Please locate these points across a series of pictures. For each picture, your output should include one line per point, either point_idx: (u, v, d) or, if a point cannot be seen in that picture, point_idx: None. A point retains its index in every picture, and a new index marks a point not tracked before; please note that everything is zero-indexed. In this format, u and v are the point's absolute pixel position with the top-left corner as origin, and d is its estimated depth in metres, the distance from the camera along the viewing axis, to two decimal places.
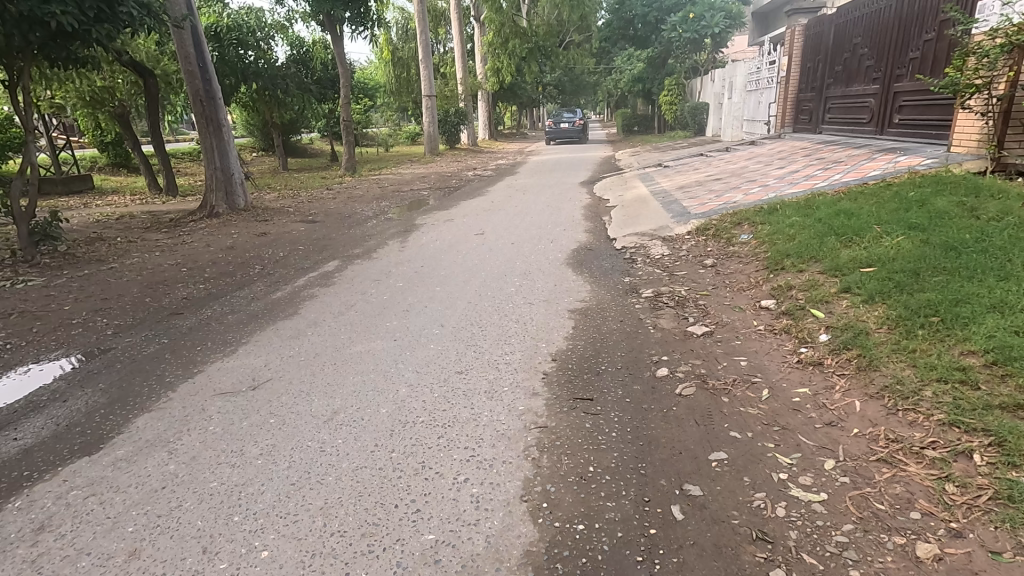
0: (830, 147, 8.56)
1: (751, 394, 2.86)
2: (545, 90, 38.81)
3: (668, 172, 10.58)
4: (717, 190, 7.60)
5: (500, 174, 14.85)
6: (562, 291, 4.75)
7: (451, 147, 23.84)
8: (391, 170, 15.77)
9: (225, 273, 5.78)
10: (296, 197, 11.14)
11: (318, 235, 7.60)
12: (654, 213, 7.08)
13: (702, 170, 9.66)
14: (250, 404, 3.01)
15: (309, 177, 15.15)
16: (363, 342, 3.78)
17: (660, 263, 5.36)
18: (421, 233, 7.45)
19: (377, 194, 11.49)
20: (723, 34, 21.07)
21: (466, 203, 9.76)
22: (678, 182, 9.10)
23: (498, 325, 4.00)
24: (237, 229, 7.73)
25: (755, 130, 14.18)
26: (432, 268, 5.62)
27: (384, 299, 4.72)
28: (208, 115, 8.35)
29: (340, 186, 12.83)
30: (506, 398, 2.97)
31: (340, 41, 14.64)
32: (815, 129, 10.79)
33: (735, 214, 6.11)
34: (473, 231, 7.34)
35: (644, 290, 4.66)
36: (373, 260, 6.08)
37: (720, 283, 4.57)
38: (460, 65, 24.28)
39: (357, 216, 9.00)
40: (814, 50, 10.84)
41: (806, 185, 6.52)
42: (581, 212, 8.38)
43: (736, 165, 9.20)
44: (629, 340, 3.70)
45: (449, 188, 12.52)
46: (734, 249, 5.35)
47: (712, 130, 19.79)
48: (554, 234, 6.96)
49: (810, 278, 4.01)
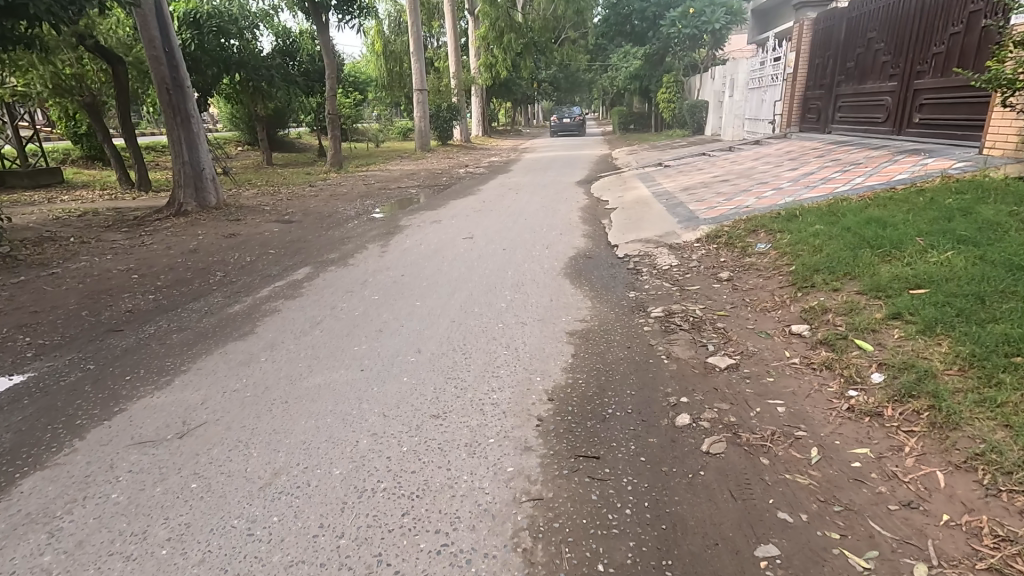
0: (844, 148, 8.02)
1: (797, 454, 2.30)
2: (540, 87, 38.18)
3: (670, 172, 10.03)
4: (726, 193, 7.03)
5: (492, 172, 14.22)
6: (559, 308, 4.16)
7: (442, 143, 23.16)
8: (379, 166, 15.10)
9: (181, 281, 5.15)
10: (276, 195, 10.49)
11: (292, 236, 6.99)
12: (658, 217, 6.51)
13: (707, 171, 9.09)
14: (170, 459, 2.41)
15: (292, 173, 14.48)
16: (324, 372, 3.18)
17: (669, 275, 4.79)
18: (405, 235, 6.85)
19: (362, 192, 10.86)
20: (724, 31, 20.49)
21: (455, 203, 9.16)
22: (681, 183, 8.53)
23: (483, 351, 3.42)
24: (205, 230, 7.09)
25: (757, 129, 13.78)
26: (412, 277, 5.02)
27: (354, 315, 4.12)
28: (175, 105, 7.70)
29: (324, 182, 12.21)
30: (490, 456, 2.39)
31: (326, 31, 13.93)
32: (824, 129, 10.25)
33: (749, 220, 5.54)
34: (461, 234, 6.74)
35: (652, 308, 4.09)
36: (349, 267, 5.47)
37: (739, 301, 4.01)
38: (452, 59, 23.59)
39: (339, 216, 8.38)
40: (823, 45, 10.30)
41: (826, 188, 5.97)
42: (578, 214, 7.79)
43: (743, 166, 8.65)
44: (638, 373, 3.12)
45: (438, 186, 11.89)
46: (750, 260, 4.79)
47: (711, 129, 19.23)
48: (550, 239, 6.38)
49: (847, 300, 3.46)
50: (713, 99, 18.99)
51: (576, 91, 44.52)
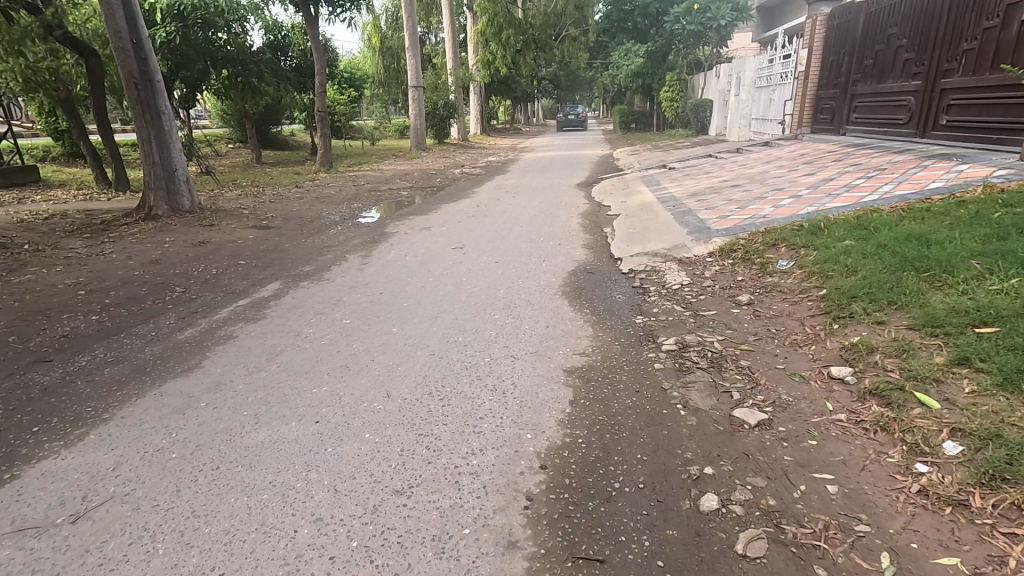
0: (864, 151, 7.48)
1: (862, 561, 1.76)
2: (540, 84, 37.55)
3: (675, 175, 9.51)
4: (738, 200, 6.48)
5: (488, 172, 13.65)
6: (555, 337, 3.62)
7: (439, 141, 22.56)
8: (372, 166, 14.54)
9: (133, 297, 4.60)
10: (259, 197, 9.94)
11: (269, 243, 6.44)
12: (665, 226, 5.96)
13: (715, 174, 8.54)
14: (51, 559, 1.87)
15: (281, 172, 13.92)
16: (271, 424, 2.64)
17: (680, 296, 4.25)
18: (389, 244, 6.29)
19: (351, 193, 10.31)
20: (729, 28, 19.90)
21: (448, 207, 8.62)
22: (688, 188, 7.98)
23: (464, 396, 2.88)
24: (174, 236, 6.55)
25: (765, 130, 13.26)
26: (392, 296, 4.47)
27: (319, 344, 3.58)
28: (145, 102, 7.15)
29: (312, 183, 11.65)
30: (463, 560, 1.85)
31: (315, 24, 13.32)
32: (838, 131, 9.69)
33: (768, 232, 5.00)
34: (451, 244, 6.19)
35: (663, 338, 3.55)
36: (323, 282, 4.92)
37: (765, 332, 3.46)
38: (450, 55, 23.01)
39: (322, 221, 7.84)
40: (838, 41, 9.74)
41: (851, 197, 5.42)
42: (579, 221, 7.24)
43: (754, 170, 8.10)
44: (649, 428, 2.58)
45: (432, 188, 11.32)
46: (773, 281, 4.24)
47: (715, 129, 18.67)
48: (547, 250, 5.83)
49: (896, 337, 2.93)
50: (717, 98, 18.41)
51: (577, 89, 43.90)
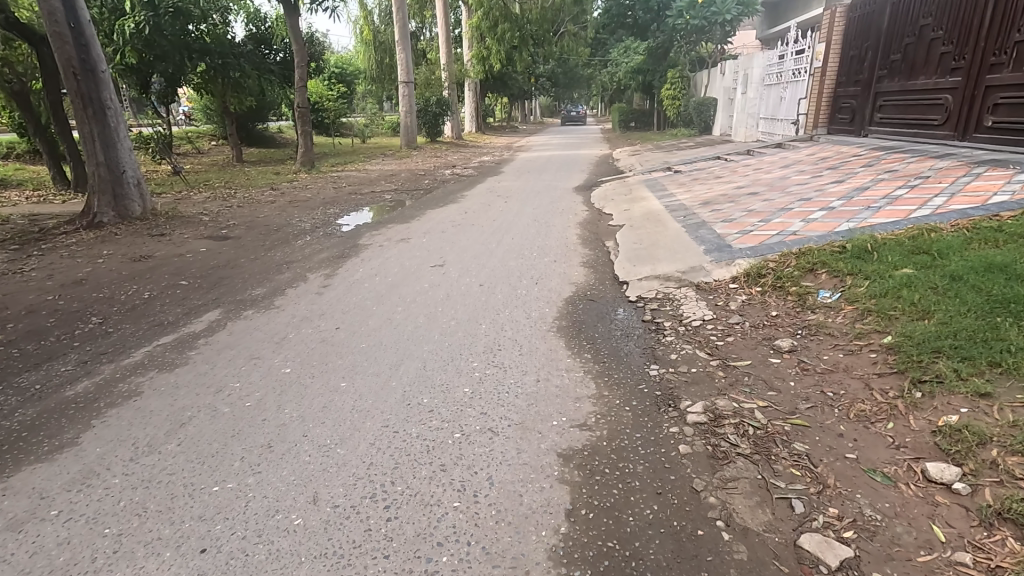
0: (896, 156, 6.69)
1: None
2: (538, 81, 36.64)
3: (682, 179, 8.72)
4: (759, 210, 5.68)
5: (481, 174, 12.83)
6: (546, 398, 2.81)
7: (432, 140, 21.70)
8: (357, 166, 13.70)
9: (35, 331, 3.78)
10: (228, 200, 9.11)
11: (222, 257, 5.63)
12: (677, 242, 5.16)
13: (727, 180, 7.75)
14: None
15: (260, 172, 13.06)
16: (135, 559, 1.83)
17: (703, 338, 3.45)
18: (358, 261, 5.48)
19: (329, 197, 9.49)
20: (733, 23, 19.06)
21: (433, 214, 7.81)
22: (699, 195, 7.19)
23: (417, 505, 2.08)
24: (114, 249, 5.72)
25: (774, 130, 12.50)
26: (348, 332, 3.66)
27: (242, 408, 2.76)
28: (87, 94, 6.31)
29: (290, 185, 10.82)
30: None
31: (295, 14, 12.43)
32: (860, 132, 8.91)
33: (804, 253, 4.20)
34: (430, 261, 5.38)
35: (687, 402, 2.74)
36: (271, 312, 4.11)
37: (820, 397, 2.67)
38: (443, 50, 22.14)
39: (291, 229, 7.03)
40: (860, 34, 8.95)
41: (896, 211, 4.63)
42: (577, 233, 6.42)
43: (772, 176, 7.31)
44: (680, 567, 1.78)
45: (418, 191, 10.47)
46: (816, 318, 3.45)
47: (720, 129, 17.87)
48: (540, 269, 5.03)
49: (1015, 421, 2.14)
50: (721, 96, 17.60)
51: (574, 86, 43.01)
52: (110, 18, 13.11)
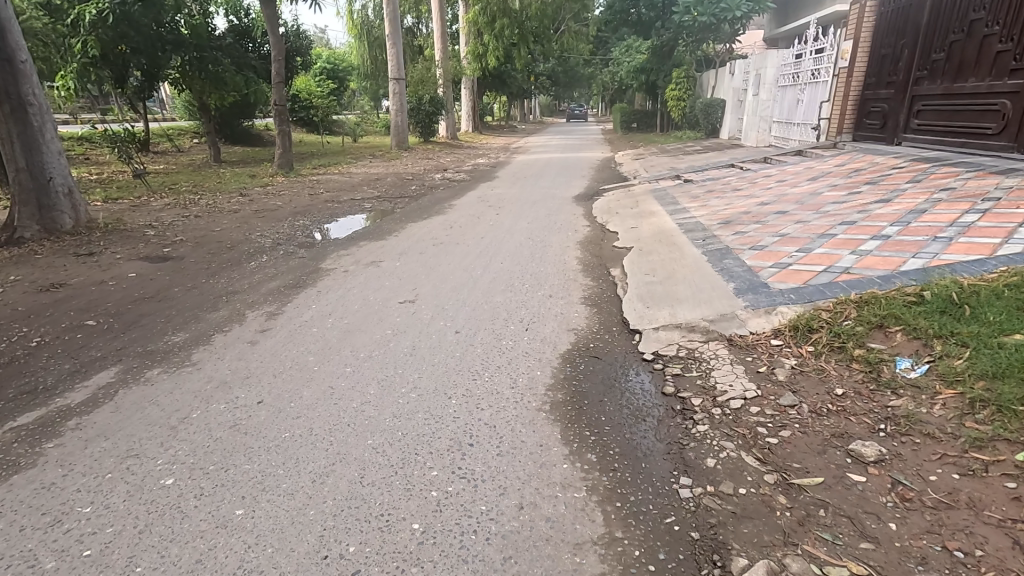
0: (945, 170, 5.79)
1: None
2: (538, 79, 35.69)
3: (694, 191, 7.81)
4: (794, 235, 4.77)
5: (473, 178, 11.91)
6: (531, 549, 1.91)
7: (425, 140, 20.77)
8: (341, 168, 12.77)
9: None
10: (189, 208, 8.18)
11: (153, 285, 4.71)
12: (698, 276, 4.26)
13: (746, 194, 6.85)
14: None
15: (235, 174, 12.14)
16: None
17: (749, 429, 2.53)
18: (313, 292, 4.55)
19: (303, 204, 8.57)
20: (743, 19, 18.09)
21: (414, 228, 6.90)
22: (716, 212, 6.29)
23: None
24: (25, 274, 4.80)
25: (790, 135, 11.61)
26: (272, 410, 2.76)
27: (75, 563, 1.85)
28: (2, 88, 5.39)
29: (263, 189, 9.89)
30: None
31: (271, 4, 11.43)
32: (893, 140, 8.01)
33: (866, 301, 3.29)
34: (399, 294, 4.46)
35: (741, 563, 1.83)
36: (180, 371, 3.19)
37: (945, 562, 1.76)
38: (439, 46, 21.18)
39: (248, 246, 6.11)
40: (894, 30, 8.03)
41: (975, 244, 3.72)
42: (577, 257, 5.50)
43: (800, 190, 6.40)
44: None
45: (403, 198, 9.55)
46: (900, 403, 2.54)
47: (728, 132, 16.94)
48: (531, 309, 4.12)
49: None
50: (730, 98, 16.67)
51: (575, 85, 42.01)
52: (75, 5, 12.16)
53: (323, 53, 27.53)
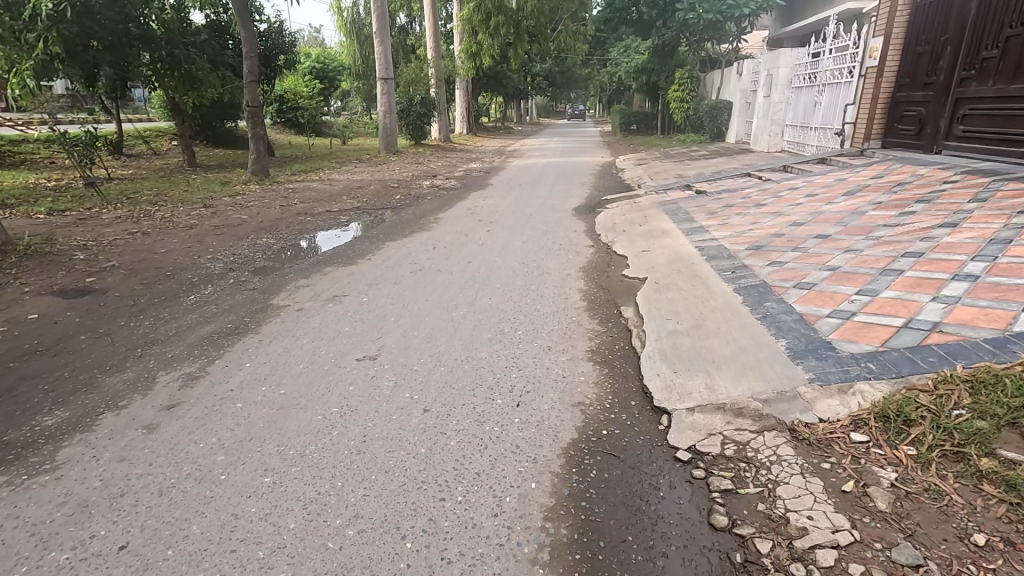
0: (1014, 186, 4.91)
1: None
2: (534, 79, 34.88)
3: (711, 205, 6.93)
4: (848, 270, 3.88)
5: (464, 186, 11.02)
6: None
7: (417, 142, 19.90)
8: (322, 174, 11.87)
9: None
10: (138, 223, 7.25)
11: (53, 331, 3.79)
12: (736, 329, 3.37)
13: (772, 211, 5.98)
14: None
15: (207, 180, 11.22)
16: None
17: None
18: (253, 342, 3.63)
19: (270, 218, 7.67)
20: (750, 17, 17.21)
21: (390, 249, 6.01)
22: (740, 233, 5.42)
23: None
24: None
25: (808, 139, 10.76)
26: (134, 570, 1.84)
27: None
28: None
29: (231, 199, 8.97)
30: None
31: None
32: (932, 149, 7.14)
33: (985, 382, 2.40)
34: (358, 346, 3.54)
35: None
36: (29, 485, 2.26)
37: None
38: (431, 44, 20.24)
39: (193, 273, 5.19)
40: (933, 25, 7.16)
41: None
42: (581, 292, 4.60)
43: (839, 208, 5.51)
44: None
45: (385, 210, 8.63)
46: None
47: (735, 135, 16.07)
48: (525, 372, 3.21)
49: None
50: (738, 100, 15.80)
51: (573, 85, 41.22)
52: None
53: (312, 52, 26.59)
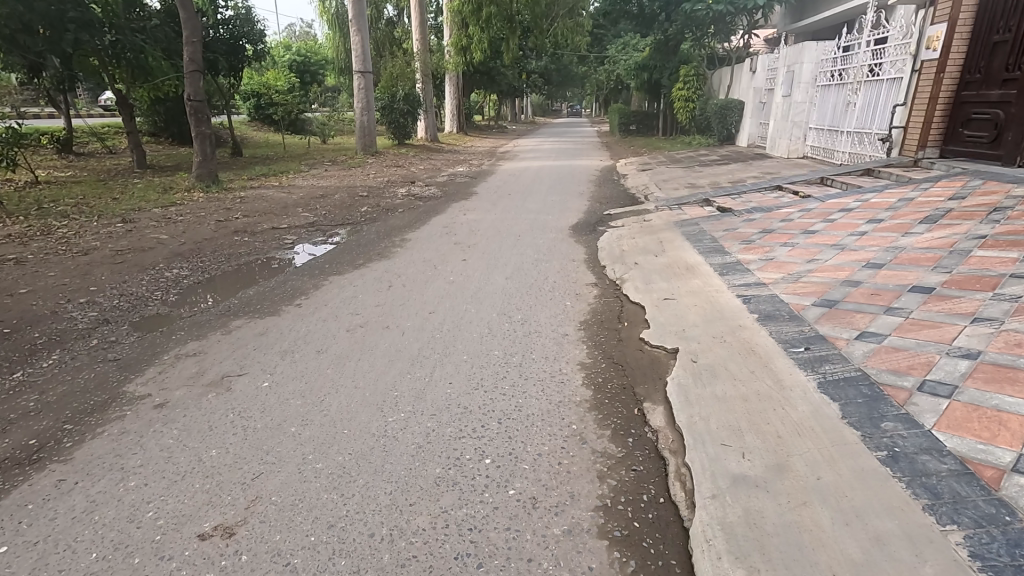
0: None
1: None
2: (529, 77, 33.50)
3: (743, 229, 5.55)
4: (1003, 363, 2.52)
5: (445, 194, 9.62)
6: None
7: (401, 142, 18.48)
8: (283, 180, 10.43)
9: None
10: (25, 244, 5.78)
11: None
12: (849, 483, 1.99)
13: (829, 243, 4.62)
14: None
15: (149, 185, 9.74)
16: None
17: None
18: (45, 485, 2.21)
19: (197, 238, 6.22)
20: (761, 8, 15.78)
21: (332, 288, 4.60)
22: (796, 276, 4.04)
23: None
24: None
25: (840, 145, 9.40)
26: None
27: None
28: None
29: (162, 212, 7.51)
30: None
31: None
32: (1015, 160, 5.84)
33: None
34: (216, 501, 2.12)
35: None
36: None
37: None
38: (417, 36, 18.72)
39: (43, 329, 3.73)
40: (1016, 8, 5.81)
41: None
42: (583, 373, 3.20)
43: (928, 243, 4.14)
44: None
45: (345, 227, 7.18)
46: None
47: (746, 138, 14.73)
48: None
49: None
50: (750, 99, 14.41)
51: (569, 83, 39.83)
52: None
53: (293, 45, 25.08)
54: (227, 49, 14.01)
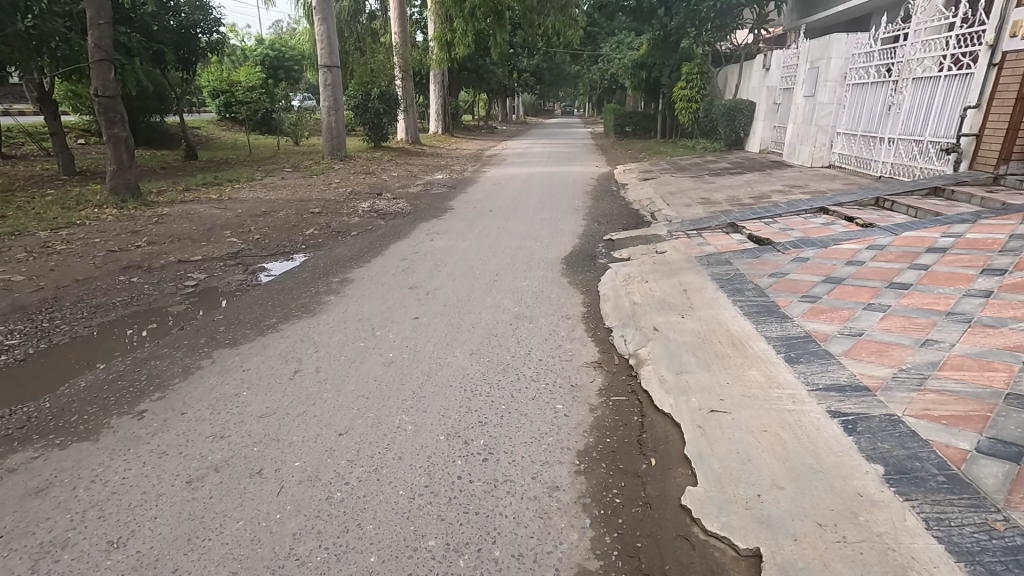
0: None
1: None
2: (521, 75, 32.10)
3: (799, 275, 4.06)
4: None
5: (415, 210, 8.13)
6: None
7: (379, 144, 16.98)
8: (227, 191, 8.90)
9: None
10: None
11: None
12: None
13: (943, 310, 3.15)
14: None
15: (61, 197, 8.16)
16: None
17: None
18: None
19: (67, 279, 4.67)
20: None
21: (208, 377, 3.08)
22: (918, 378, 2.57)
23: None
24: None
25: (880, 153, 8.00)
26: None
27: None
28: None
29: (46, 236, 5.94)
30: None
31: None
32: None
33: None
34: None
35: None
36: None
37: None
38: (397, 29, 17.14)
39: None
40: None
41: None
42: None
43: None
44: None
45: (278, 256, 5.67)
46: None
47: (757, 143, 13.34)
48: None
49: None
50: (763, 100, 13.03)
51: (562, 83, 38.48)
52: None
53: (267, 39, 23.44)
54: (176, 39, 12.37)
